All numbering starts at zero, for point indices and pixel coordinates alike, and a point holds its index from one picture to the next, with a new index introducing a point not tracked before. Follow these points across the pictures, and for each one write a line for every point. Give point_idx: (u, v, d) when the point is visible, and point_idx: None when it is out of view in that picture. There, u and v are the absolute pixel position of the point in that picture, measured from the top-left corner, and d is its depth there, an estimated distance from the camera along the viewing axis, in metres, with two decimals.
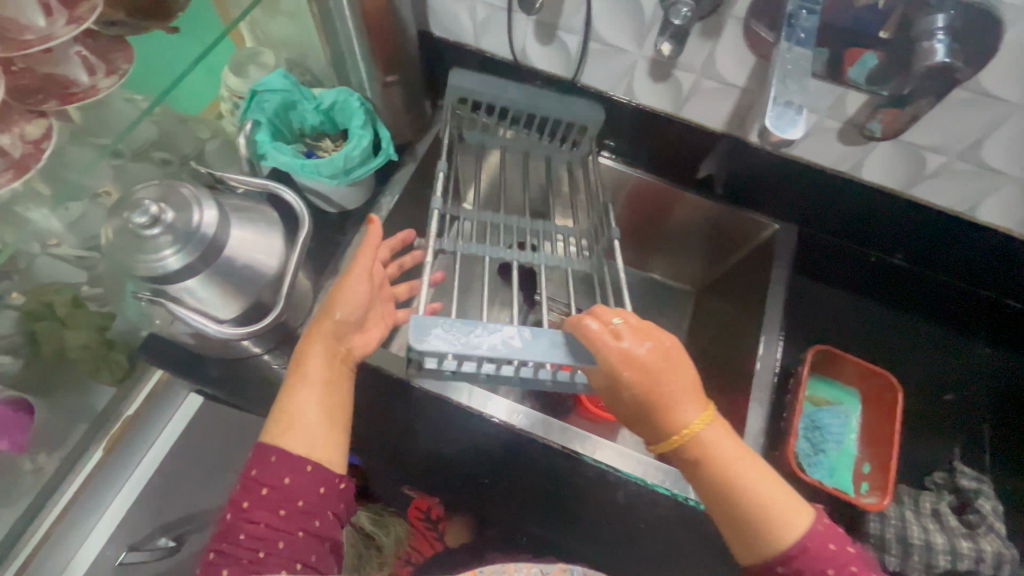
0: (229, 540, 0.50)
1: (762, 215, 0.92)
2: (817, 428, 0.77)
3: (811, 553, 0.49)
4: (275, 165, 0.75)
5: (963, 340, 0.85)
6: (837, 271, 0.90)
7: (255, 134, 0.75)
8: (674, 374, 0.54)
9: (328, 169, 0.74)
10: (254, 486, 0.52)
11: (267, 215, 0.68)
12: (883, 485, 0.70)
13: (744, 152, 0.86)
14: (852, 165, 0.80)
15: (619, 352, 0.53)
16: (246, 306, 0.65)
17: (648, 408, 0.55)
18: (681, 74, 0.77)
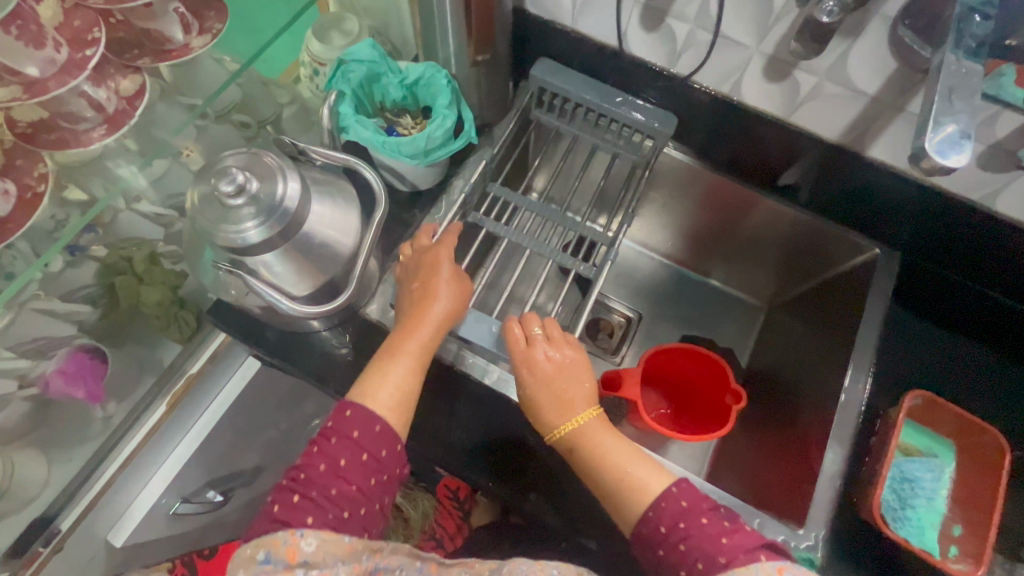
0: (323, 494, 0.56)
1: (859, 235, 0.83)
2: (907, 481, 0.71)
3: (665, 511, 0.57)
4: (356, 140, 0.73)
5: None
6: (931, 300, 0.83)
7: (339, 106, 0.73)
8: (569, 377, 0.66)
9: (409, 148, 0.72)
10: (356, 450, 0.59)
11: (345, 191, 0.67)
12: (978, 554, 0.65)
13: (854, 164, 0.77)
14: (985, 194, 0.71)
15: (526, 355, 0.66)
16: (319, 284, 0.64)
17: (545, 400, 0.65)
18: (800, 75, 0.70)
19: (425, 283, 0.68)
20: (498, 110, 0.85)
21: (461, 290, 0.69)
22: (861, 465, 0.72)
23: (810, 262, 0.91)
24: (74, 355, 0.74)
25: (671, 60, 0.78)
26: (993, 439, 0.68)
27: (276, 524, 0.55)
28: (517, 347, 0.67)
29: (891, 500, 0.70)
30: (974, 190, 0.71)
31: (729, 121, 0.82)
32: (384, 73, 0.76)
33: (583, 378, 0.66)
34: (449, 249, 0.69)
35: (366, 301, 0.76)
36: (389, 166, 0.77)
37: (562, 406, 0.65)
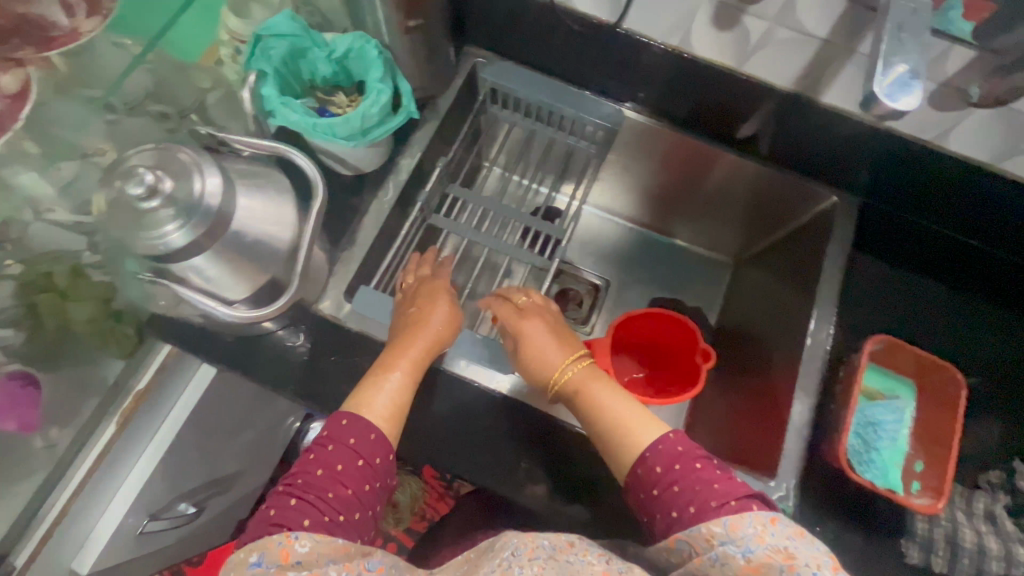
0: (318, 498, 0.54)
1: (817, 186, 0.83)
2: (871, 425, 0.73)
3: (658, 449, 0.57)
4: (285, 124, 0.67)
5: (1012, 318, 0.79)
6: (885, 243, 0.83)
7: (261, 87, 0.67)
8: (559, 338, 0.70)
9: (344, 130, 0.66)
10: (352, 456, 0.57)
11: (279, 182, 0.61)
12: (938, 487, 0.68)
13: (809, 112, 0.75)
14: (938, 134, 0.70)
15: (516, 312, 0.73)
16: (258, 285, 0.59)
17: (533, 354, 0.68)
18: (748, 22, 0.67)
19: (421, 309, 0.69)
20: (439, 82, 0.81)
21: (445, 292, 0.72)
22: (826, 414, 0.73)
23: (772, 216, 0.91)
24: (7, 380, 0.68)
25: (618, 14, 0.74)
26: (951, 375, 0.70)
27: (273, 527, 0.52)
28: (510, 315, 0.72)
29: (855, 441, 0.72)
30: (927, 129, 0.70)
31: (680, 77, 0.78)
32: (310, 48, 0.69)
33: (561, 330, 0.72)
34: (448, 284, 0.74)
35: (317, 295, 0.73)
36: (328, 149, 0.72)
37: (540, 347, 0.68)
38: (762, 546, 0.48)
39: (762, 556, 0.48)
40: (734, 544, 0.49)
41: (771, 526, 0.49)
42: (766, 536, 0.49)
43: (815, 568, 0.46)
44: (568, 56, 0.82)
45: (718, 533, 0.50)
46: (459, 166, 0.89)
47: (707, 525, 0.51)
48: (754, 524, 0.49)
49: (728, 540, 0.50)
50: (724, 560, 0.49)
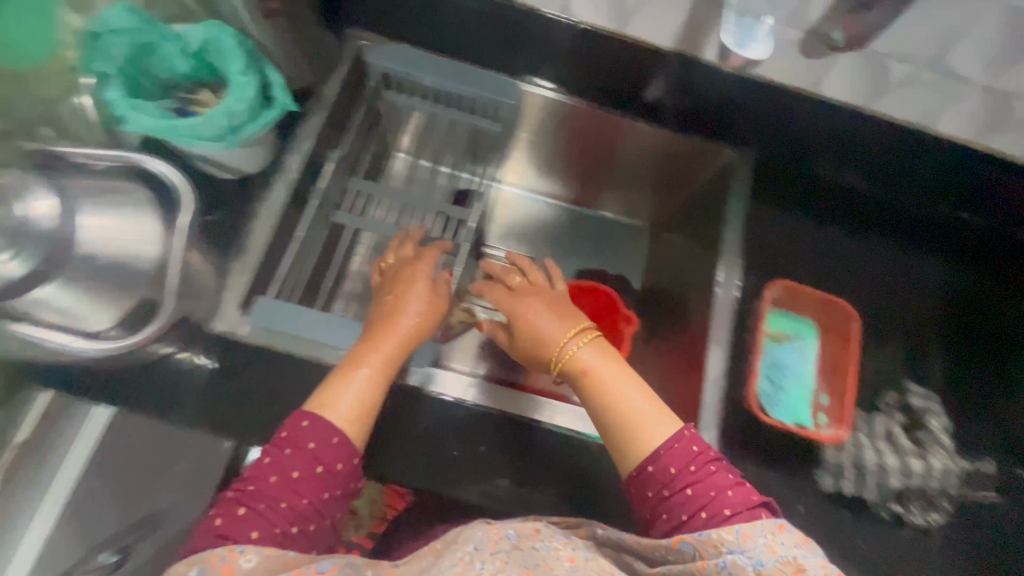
0: (270, 508, 0.51)
1: (717, 142, 0.84)
2: (777, 367, 0.77)
3: (672, 451, 0.55)
4: (139, 130, 0.61)
5: (906, 249, 0.85)
6: (789, 193, 0.86)
7: (105, 91, 0.60)
8: (557, 313, 0.65)
9: (209, 129, 0.61)
10: (312, 463, 0.53)
11: (136, 195, 0.55)
12: (841, 417, 0.72)
13: (696, 68, 0.77)
14: (814, 82, 0.76)
15: (505, 295, 0.68)
16: (128, 310, 0.54)
17: (529, 334, 0.64)
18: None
19: (398, 297, 0.66)
20: (319, 70, 0.76)
21: (428, 278, 0.68)
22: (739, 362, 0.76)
23: (680, 178, 0.92)
24: None
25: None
26: (840, 309, 0.75)
27: (218, 540, 0.49)
28: (505, 296, 0.68)
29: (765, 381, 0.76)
30: (810, 68, 0.74)
31: (569, 44, 0.78)
32: (158, 42, 0.63)
33: (561, 301, 0.67)
34: (430, 266, 0.70)
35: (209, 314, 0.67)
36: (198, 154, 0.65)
37: (537, 327, 0.64)
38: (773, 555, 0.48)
39: (772, 567, 0.47)
40: (746, 555, 0.48)
41: (779, 534, 0.49)
42: (778, 548, 0.48)
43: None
44: (457, 30, 0.80)
45: (730, 540, 0.49)
46: (357, 158, 0.85)
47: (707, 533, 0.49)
48: (765, 534, 0.49)
49: (739, 550, 0.48)
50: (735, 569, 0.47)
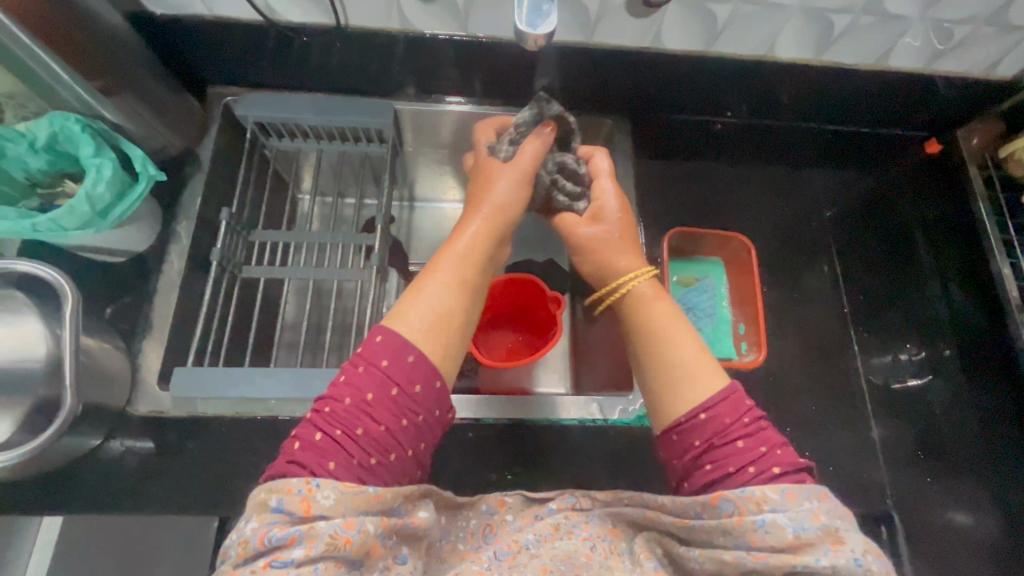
0: (344, 428, 0.42)
1: (799, 133, 0.85)
2: (689, 309, 0.74)
3: (721, 416, 0.46)
4: (313, 123, 0.76)
5: (918, 246, 0.83)
6: (813, 174, 0.88)
7: (273, 95, 0.76)
8: (745, 278, 0.74)
9: (370, 112, 0.76)
10: (385, 383, 0.44)
11: (199, 181, 0.71)
12: (758, 341, 0.70)
13: (774, 105, 0.80)
14: (927, 59, 0.71)
15: (732, 251, 0.75)
16: (188, 263, 0.67)
17: (744, 300, 0.74)
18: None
19: (689, 252, 0.77)
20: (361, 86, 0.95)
21: (746, 266, 0.74)
22: (857, 355, 0.78)
23: (793, 157, 0.88)
24: None
25: (644, 41, 0.71)
26: (740, 242, 0.74)
27: (292, 464, 0.40)
28: (715, 244, 0.75)
29: (907, 364, 0.78)
30: (868, 55, 0.71)
31: (689, 72, 0.74)
32: None
33: (749, 271, 0.73)
34: (677, 235, 0.75)
35: (253, 312, 0.75)
36: (423, 150, 0.86)
37: (735, 289, 0.75)
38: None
39: (813, 534, 0.39)
40: (788, 515, 0.40)
41: (825, 502, 0.41)
42: (822, 515, 0.40)
43: (862, 555, 0.38)
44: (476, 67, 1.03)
45: (772, 499, 0.41)
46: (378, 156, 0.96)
47: (769, 487, 0.41)
48: (812, 500, 0.41)
49: (781, 509, 0.40)
50: (772, 529, 0.39)
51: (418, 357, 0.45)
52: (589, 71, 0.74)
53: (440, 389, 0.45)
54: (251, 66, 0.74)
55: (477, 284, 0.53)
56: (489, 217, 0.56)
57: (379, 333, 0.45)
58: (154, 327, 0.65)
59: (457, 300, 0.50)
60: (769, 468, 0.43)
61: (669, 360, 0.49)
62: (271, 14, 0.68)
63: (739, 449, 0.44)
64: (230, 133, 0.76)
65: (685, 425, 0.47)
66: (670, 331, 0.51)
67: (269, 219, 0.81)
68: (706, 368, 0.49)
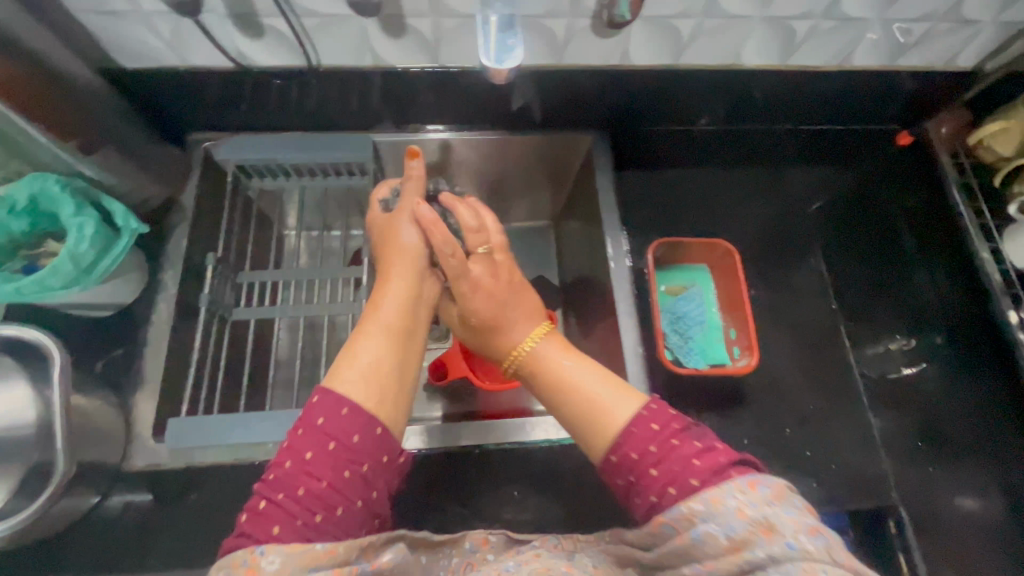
0: (284, 492, 0.43)
1: (775, 134, 0.87)
2: (679, 318, 0.75)
3: (624, 452, 0.47)
4: (294, 161, 0.77)
5: (903, 237, 0.84)
6: (792, 170, 0.89)
7: (252, 138, 0.77)
8: (729, 284, 0.75)
9: (348, 149, 0.77)
10: (323, 440, 0.45)
11: (185, 228, 0.71)
12: (750, 345, 0.71)
13: (748, 106, 0.81)
14: (890, 56, 0.73)
15: (714, 257, 0.76)
16: (177, 310, 0.67)
17: (733, 306, 0.74)
18: (731, 10, 0.65)
19: (675, 260, 0.78)
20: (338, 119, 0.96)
21: (731, 270, 0.74)
22: (847, 350, 0.79)
23: (771, 154, 0.88)
24: None
25: (612, 59, 0.72)
26: (723, 247, 0.74)
27: (239, 540, 0.42)
28: (699, 251, 0.76)
29: (899, 354, 0.78)
30: (832, 56, 0.73)
31: (660, 84, 0.75)
32: None
33: (733, 278, 0.74)
34: (657, 248, 0.76)
35: (246, 354, 0.74)
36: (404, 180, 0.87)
37: (722, 295, 0.76)
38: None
39: (744, 533, 0.40)
40: (715, 522, 0.41)
41: (751, 493, 0.41)
42: (749, 509, 0.40)
43: (793, 537, 0.38)
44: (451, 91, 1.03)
45: (699, 511, 0.42)
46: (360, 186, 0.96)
47: (691, 500, 0.42)
48: (735, 497, 0.41)
49: (709, 518, 0.41)
50: (705, 541, 0.41)
51: (353, 407, 0.47)
52: (562, 89, 0.75)
53: (380, 435, 0.47)
54: (229, 111, 0.75)
55: (409, 334, 0.56)
56: (403, 269, 0.61)
57: (314, 394, 0.48)
58: (145, 378, 0.64)
59: (393, 352, 0.53)
60: (688, 480, 0.44)
61: (578, 407, 0.52)
62: (242, 60, 0.70)
63: (653, 479, 0.45)
64: (212, 177, 0.76)
65: (606, 468, 0.49)
66: (573, 373, 0.54)
67: (256, 258, 0.81)
68: (614, 397, 0.51)
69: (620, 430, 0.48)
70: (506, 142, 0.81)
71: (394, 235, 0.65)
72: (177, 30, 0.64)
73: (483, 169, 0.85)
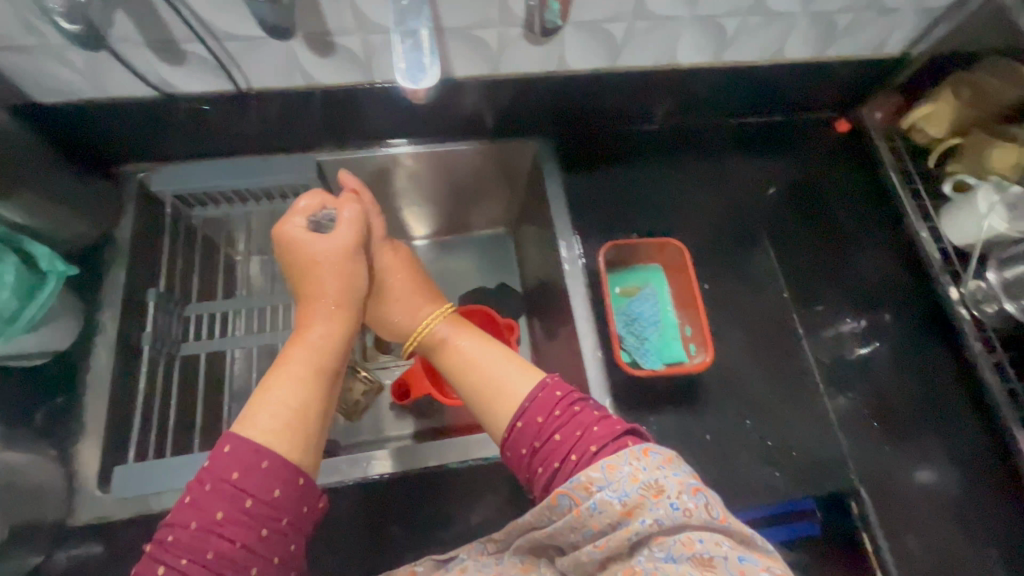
0: (192, 556, 0.43)
1: (718, 128, 0.87)
2: (635, 319, 0.76)
3: (527, 417, 0.52)
4: (234, 187, 0.74)
5: (845, 219, 0.84)
6: (736, 161, 0.88)
7: (188, 166, 0.74)
8: (679, 283, 0.76)
9: (289, 172, 0.75)
10: (238, 496, 0.46)
11: (121, 265, 0.69)
12: (704, 342, 0.71)
13: (692, 102, 0.81)
14: (818, 47, 0.75)
15: (662, 256, 0.77)
16: (117, 352, 0.65)
17: (686, 305, 0.75)
18: (660, 12, 0.65)
19: (628, 260, 0.78)
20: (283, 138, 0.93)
21: (681, 270, 0.75)
22: (801, 336, 0.80)
23: (715, 146, 0.87)
24: None
25: (550, 66, 0.72)
26: (673, 246, 0.75)
27: None
28: (649, 250, 0.76)
29: (851, 335, 0.79)
30: (763, 51, 0.74)
31: (601, 86, 0.75)
32: None
33: (683, 277, 0.75)
34: (608, 251, 0.77)
35: (197, 391, 0.72)
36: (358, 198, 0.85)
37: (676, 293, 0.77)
38: (685, 555, 0.42)
39: (636, 497, 0.45)
40: (611, 488, 0.46)
41: (642, 460, 0.47)
42: (640, 474, 0.46)
43: (676, 498, 0.44)
44: None
45: (597, 478, 0.46)
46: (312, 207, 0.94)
47: (591, 468, 0.47)
48: (629, 463, 0.47)
49: (605, 484, 0.46)
50: (602, 508, 0.45)
51: (273, 460, 0.47)
52: (504, 99, 0.75)
53: (303, 487, 0.48)
54: (161, 140, 0.72)
55: (333, 354, 0.57)
56: (315, 280, 0.62)
57: (227, 442, 0.47)
58: (87, 427, 0.61)
59: (313, 394, 0.53)
60: (587, 448, 0.49)
61: (482, 386, 0.56)
62: (168, 87, 0.67)
63: (555, 445, 0.51)
64: (148, 209, 0.73)
65: (509, 439, 0.53)
66: (479, 354, 0.59)
67: (204, 289, 0.79)
68: (514, 374, 0.56)
69: (521, 401, 0.54)
70: (453, 155, 0.81)
71: (302, 244, 0.63)
72: (92, 62, 0.61)
73: (436, 181, 0.84)
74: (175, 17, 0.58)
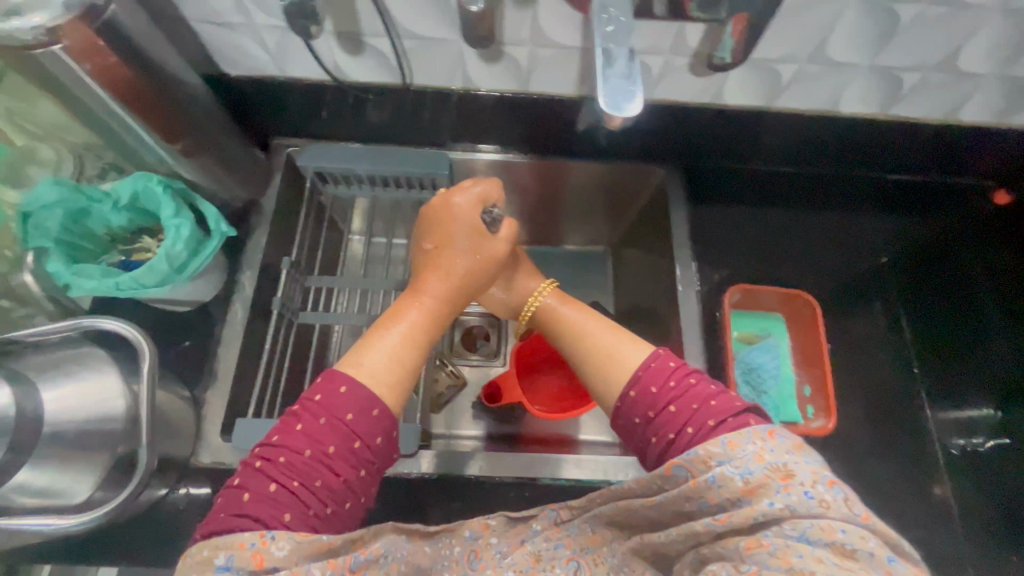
0: (301, 481, 0.45)
1: (852, 177, 0.80)
2: (754, 369, 0.74)
3: (642, 384, 0.51)
4: (370, 171, 0.76)
5: (982, 293, 0.77)
6: (865, 220, 0.83)
7: (332, 144, 0.77)
8: (808, 343, 0.74)
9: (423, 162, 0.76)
10: (349, 436, 0.47)
11: (263, 230, 0.73)
12: (828, 407, 0.70)
13: (828, 148, 0.76)
14: (999, 112, 0.69)
15: (790, 309, 0.75)
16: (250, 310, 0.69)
17: (812, 368, 0.74)
18: (840, 59, 0.62)
19: (753, 309, 0.77)
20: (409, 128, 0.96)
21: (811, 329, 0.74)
22: (925, 413, 0.78)
23: (846, 199, 0.82)
24: None
25: (704, 97, 0.70)
26: (805, 299, 0.74)
27: (238, 519, 0.43)
28: (777, 301, 0.75)
29: (979, 426, 0.75)
30: (937, 108, 0.69)
31: (751, 124, 0.73)
32: None
33: (814, 339, 0.74)
34: (736, 296, 0.75)
35: (307, 357, 0.76)
36: None
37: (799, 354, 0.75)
38: (822, 540, 0.39)
39: (761, 476, 0.42)
40: (733, 464, 0.43)
41: (769, 440, 0.44)
42: (767, 454, 0.43)
43: (811, 485, 0.41)
44: None
45: (717, 453, 0.44)
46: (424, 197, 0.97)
47: (712, 442, 0.44)
48: (754, 442, 0.44)
49: (726, 460, 0.43)
50: (723, 482, 0.42)
51: (384, 409, 0.49)
52: (647, 124, 0.74)
53: (395, 437, 0.50)
54: (314, 119, 0.76)
55: (444, 314, 0.59)
56: (438, 244, 0.62)
57: (345, 383, 0.48)
58: (217, 375, 0.66)
59: (414, 360, 0.53)
60: (706, 421, 0.47)
61: (595, 352, 0.55)
62: (339, 74, 0.71)
63: (671, 415, 0.49)
64: (291, 181, 0.78)
65: (621, 409, 0.52)
66: (590, 324, 0.58)
67: (323, 262, 0.82)
68: (628, 344, 0.55)
69: (635, 369, 0.52)
70: (575, 167, 0.80)
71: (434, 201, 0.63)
72: (280, 41, 0.66)
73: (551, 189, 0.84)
74: (367, 11, 0.61)
